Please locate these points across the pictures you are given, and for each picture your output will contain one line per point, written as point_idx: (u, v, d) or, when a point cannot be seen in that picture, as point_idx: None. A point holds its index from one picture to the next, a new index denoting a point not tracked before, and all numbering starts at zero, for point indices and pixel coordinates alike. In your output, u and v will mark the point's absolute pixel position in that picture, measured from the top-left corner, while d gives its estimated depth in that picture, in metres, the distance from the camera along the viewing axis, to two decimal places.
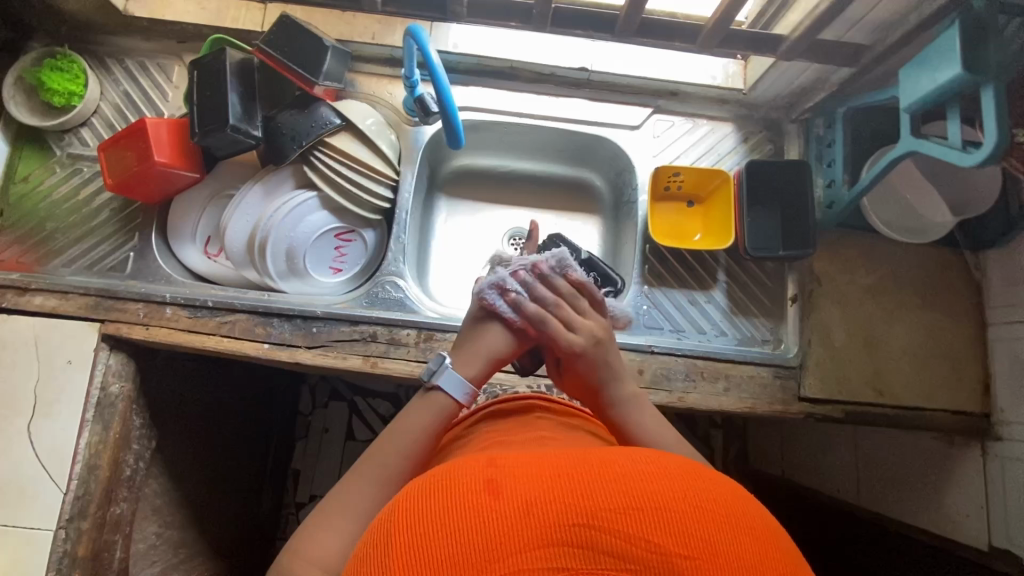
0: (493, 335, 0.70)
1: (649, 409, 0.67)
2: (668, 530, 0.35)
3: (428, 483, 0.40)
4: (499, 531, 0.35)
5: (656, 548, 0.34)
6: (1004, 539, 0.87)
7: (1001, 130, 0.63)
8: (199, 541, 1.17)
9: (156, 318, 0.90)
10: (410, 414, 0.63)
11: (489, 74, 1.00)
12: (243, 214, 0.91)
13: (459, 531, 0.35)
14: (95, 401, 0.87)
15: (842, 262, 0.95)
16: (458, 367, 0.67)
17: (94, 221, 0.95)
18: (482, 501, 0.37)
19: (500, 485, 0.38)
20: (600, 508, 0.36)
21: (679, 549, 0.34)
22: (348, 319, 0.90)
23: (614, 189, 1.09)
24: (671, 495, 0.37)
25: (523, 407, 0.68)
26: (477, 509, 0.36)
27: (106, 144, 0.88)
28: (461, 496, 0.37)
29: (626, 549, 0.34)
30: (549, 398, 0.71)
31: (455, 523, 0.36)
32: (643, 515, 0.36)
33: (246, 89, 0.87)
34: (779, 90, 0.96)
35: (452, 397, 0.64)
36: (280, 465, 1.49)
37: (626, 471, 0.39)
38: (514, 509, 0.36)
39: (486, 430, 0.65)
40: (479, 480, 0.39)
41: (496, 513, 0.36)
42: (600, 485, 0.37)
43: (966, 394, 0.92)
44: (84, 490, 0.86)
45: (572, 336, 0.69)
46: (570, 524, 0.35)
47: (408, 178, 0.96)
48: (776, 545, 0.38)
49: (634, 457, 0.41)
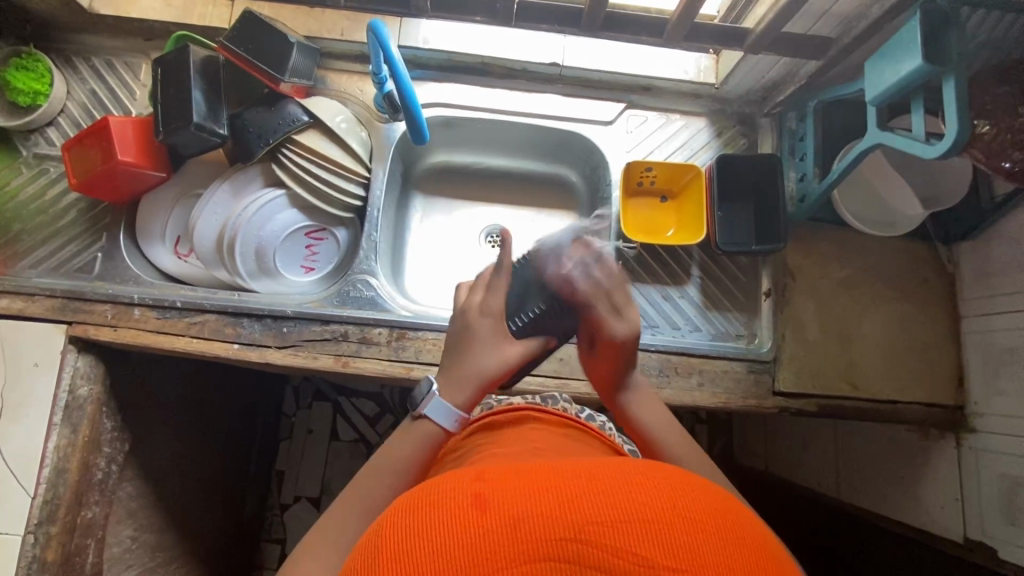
0: (483, 353, 0.63)
1: (652, 404, 0.70)
2: (657, 543, 0.33)
3: (416, 497, 0.38)
4: (486, 547, 0.33)
5: (644, 561, 0.32)
6: (978, 532, 0.87)
7: (962, 123, 0.63)
8: (177, 543, 1.16)
9: (124, 319, 0.88)
10: (397, 442, 0.63)
11: (461, 70, 1.00)
12: (211, 212, 0.90)
13: (446, 548, 0.34)
14: (63, 404, 0.86)
15: (816, 256, 0.95)
16: (449, 398, 0.63)
17: (61, 221, 0.94)
18: (468, 516, 0.35)
19: (488, 498, 0.36)
20: (587, 521, 0.34)
21: (667, 562, 0.32)
22: (318, 318, 0.89)
23: (590, 185, 1.09)
24: (662, 506, 0.35)
25: (516, 418, 0.69)
26: (462, 525, 0.34)
27: (70, 144, 0.87)
28: (447, 512, 0.35)
29: (614, 564, 0.33)
30: (542, 409, 0.72)
31: (442, 540, 0.34)
32: (631, 528, 0.34)
33: (211, 87, 0.85)
34: (750, 84, 0.96)
35: (440, 425, 0.63)
36: (263, 466, 1.48)
37: (615, 480, 0.37)
38: (501, 524, 0.34)
39: (480, 442, 0.66)
40: (467, 495, 0.36)
41: (483, 529, 0.34)
42: (588, 497, 0.35)
43: (940, 387, 0.92)
44: (53, 494, 0.85)
45: (618, 325, 0.63)
46: (557, 537, 0.33)
47: (379, 176, 0.96)
48: (772, 556, 0.36)
49: (625, 466, 0.39)
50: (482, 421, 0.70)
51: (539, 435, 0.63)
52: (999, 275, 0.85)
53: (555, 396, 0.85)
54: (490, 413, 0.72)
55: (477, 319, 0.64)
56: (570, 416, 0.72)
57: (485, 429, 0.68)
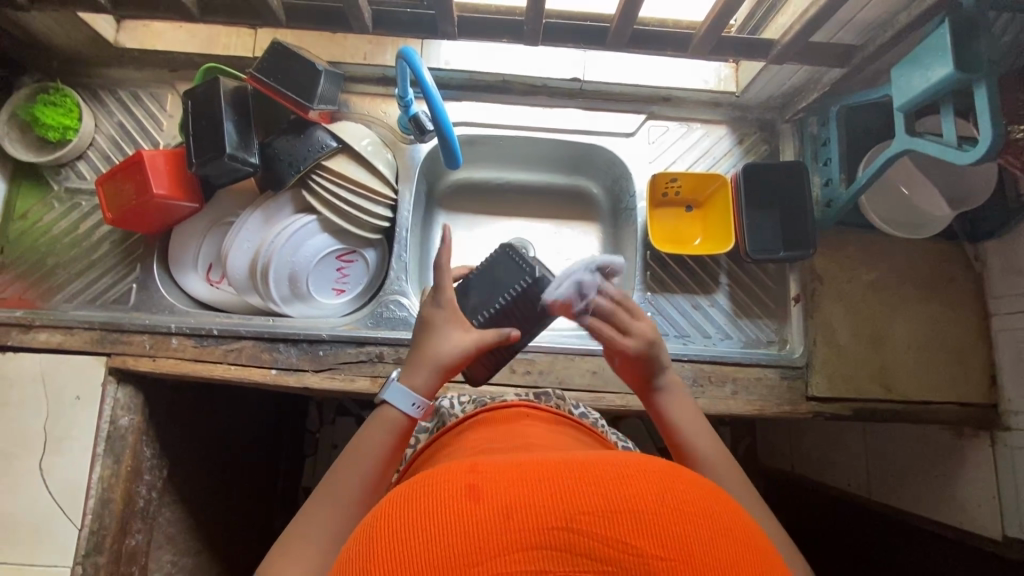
0: (443, 340, 0.65)
1: (687, 401, 0.70)
2: (646, 532, 0.34)
3: (411, 486, 0.39)
4: (480, 536, 0.33)
5: (633, 550, 0.33)
6: (1017, 528, 0.88)
7: (996, 128, 0.64)
8: (214, 566, 1.17)
9: (162, 349, 0.90)
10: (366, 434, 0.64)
11: (482, 89, 1.01)
12: (244, 239, 0.91)
13: (440, 538, 0.34)
14: (105, 435, 0.87)
15: (844, 259, 0.95)
16: (414, 382, 0.64)
17: (94, 254, 0.95)
18: (462, 505, 0.35)
19: (481, 487, 0.36)
20: (579, 510, 0.34)
21: (656, 551, 0.33)
22: (353, 340, 0.90)
23: (612, 196, 1.10)
24: (652, 495, 0.36)
25: (512, 414, 0.68)
26: (456, 515, 0.35)
27: (103, 178, 0.88)
28: (442, 502, 0.36)
29: (603, 551, 0.33)
30: (535, 406, 0.71)
31: (434, 529, 0.34)
32: (621, 518, 0.34)
33: (241, 117, 0.86)
34: (770, 91, 0.96)
35: (402, 411, 0.63)
36: (291, 483, 1.49)
37: (605, 471, 0.37)
38: (493, 513, 0.34)
39: (471, 437, 0.65)
40: (461, 484, 0.37)
41: (476, 518, 0.34)
42: (581, 487, 0.36)
43: (973, 385, 0.93)
44: (99, 524, 0.86)
45: (627, 342, 0.68)
46: (549, 527, 0.34)
47: (406, 197, 0.98)
48: (755, 544, 0.37)
49: (615, 458, 0.39)
50: (476, 415, 0.70)
51: (536, 431, 0.63)
52: None
53: (548, 392, 0.86)
54: (487, 410, 0.70)
55: (435, 310, 0.67)
56: (572, 418, 0.73)
57: (480, 423, 0.67)
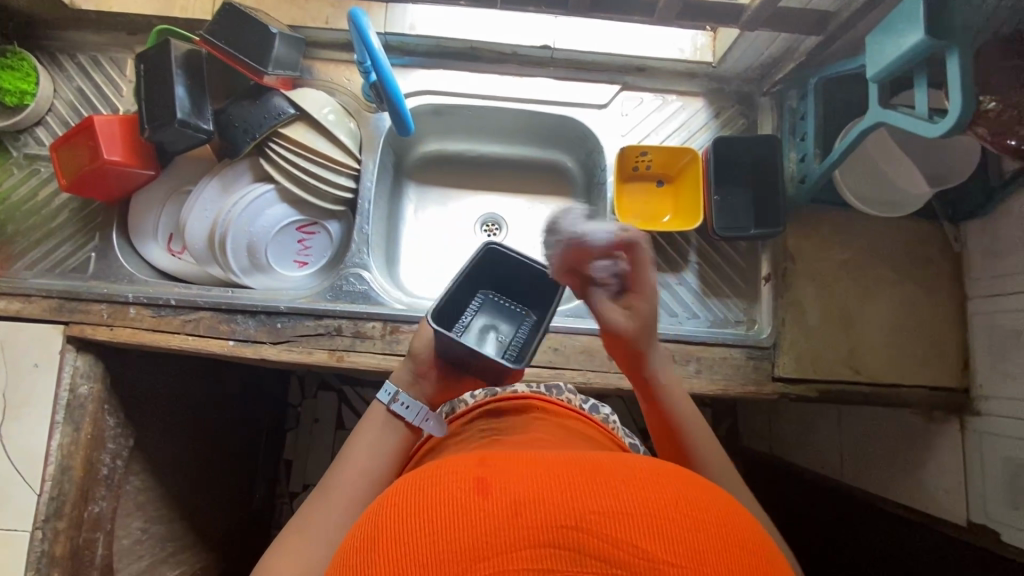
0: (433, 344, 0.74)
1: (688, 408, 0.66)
2: (657, 537, 0.33)
3: (418, 479, 0.39)
4: (487, 531, 0.33)
5: (644, 554, 0.32)
6: (982, 514, 0.87)
7: (967, 98, 0.60)
8: (189, 533, 1.18)
9: (120, 318, 0.89)
10: (362, 430, 0.67)
11: (449, 56, 0.97)
12: (202, 209, 0.89)
13: (446, 530, 0.34)
14: (64, 402, 0.87)
15: (817, 239, 0.92)
16: (395, 377, 0.71)
17: (53, 221, 0.93)
18: (471, 499, 0.35)
19: (490, 482, 0.36)
20: (587, 510, 0.34)
21: (669, 557, 0.32)
22: (312, 313, 0.89)
23: (586, 171, 1.07)
24: (664, 500, 0.35)
25: (522, 408, 0.69)
26: (464, 509, 0.34)
27: (56, 144, 0.87)
28: (449, 496, 0.35)
29: (614, 554, 0.32)
30: (546, 399, 0.73)
31: (440, 522, 0.34)
32: (633, 520, 0.34)
33: (194, 81, 0.83)
34: (748, 62, 0.93)
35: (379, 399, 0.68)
36: (271, 456, 1.50)
37: (617, 476, 0.37)
38: (502, 509, 0.34)
39: (481, 428, 0.66)
40: (470, 480, 0.36)
41: (485, 512, 0.34)
42: (591, 488, 0.35)
43: (945, 369, 0.90)
44: (59, 490, 0.87)
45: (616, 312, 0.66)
46: (559, 524, 0.33)
47: (369, 166, 0.94)
48: (773, 563, 0.35)
49: (626, 462, 0.39)
50: (483, 407, 0.72)
51: (539, 425, 0.63)
52: (1006, 255, 0.83)
53: (560, 386, 0.87)
54: (493, 400, 0.73)
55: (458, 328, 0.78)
56: (574, 409, 0.74)
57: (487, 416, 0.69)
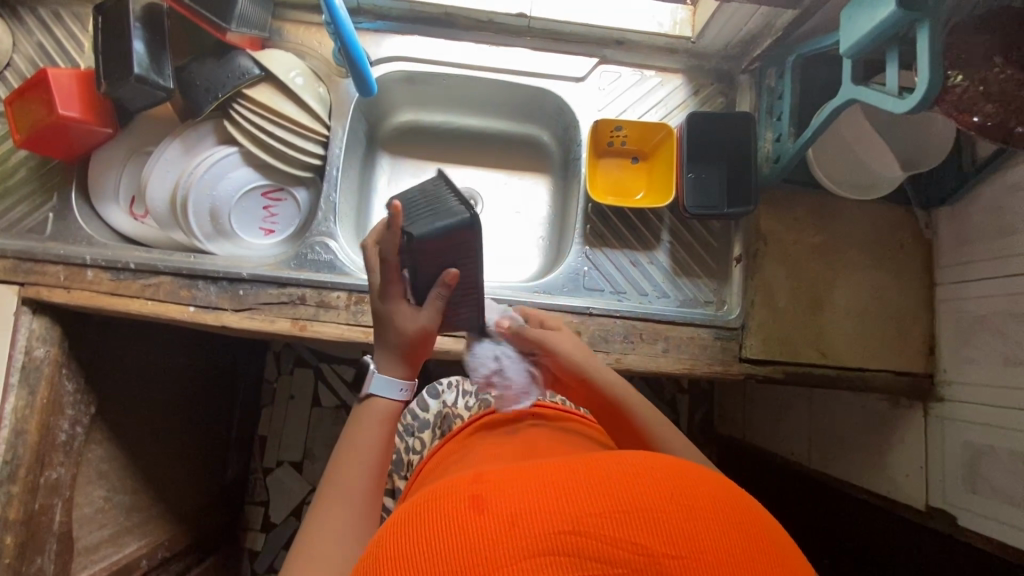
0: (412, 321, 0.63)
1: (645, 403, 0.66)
2: (654, 531, 0.33)
3: (414, 507, 0.38)
4: (486, 549, 0.32)
5: (642, 550, 0.32)
6: (939, 499, 0.87)
7: (934, 73, 0.59)
8: (155, 504, 1.17)
9: (77, 281, 0.86)
10: (363, 427, 0.62)
11: (424, 22, 0.95)
12: (163, 170, 0.88)
13: (447, 551, 0.33)
14: (19, 365, 0.85)
15: (790, 221, 0.92)
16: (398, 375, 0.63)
17: (9, 179, 0.90)
18: (466, 517, 0.34)
19: (486, 497, 0.35)
20: (581, 513, 0.33)
21: (665, 549, 0.32)
22: (275, 281, 0.87)
23: (563, 146, 1.06)
24: (658, 493, 0.35)
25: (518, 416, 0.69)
26: (460, 527, 0.34)
27: (11, 98, 0.84)
28: (445, 518, 0.34)
29: (613, 553, 0.32)
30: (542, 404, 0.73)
31: (439, 544, 0.33)
32: (629, 518, 0.33)
33: (154, 37, 0.81)
34: (726, 39, 0.91)
35: (390, 397, 0.63)
36: (246, 431, 1.49)
37: (610, 472, 0.36)
38: (497, 523, 0.33)
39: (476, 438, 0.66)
40: (465, 498, 0.35)
41: (482, 530, 0.33)
42: (586, 489, 0.35)
43: (912, 355, 0.90)
44: (12, 454, 0.84)
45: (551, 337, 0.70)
46: (555, 531, 0.32)
47: (338, 132, 0.92)
48: (772, 539, 0.35)
49: (618, 459, 0.38)
50: (477, 420, 0.71)
51: (537, 429, 0.64)
52: (976, 241, 0.83)
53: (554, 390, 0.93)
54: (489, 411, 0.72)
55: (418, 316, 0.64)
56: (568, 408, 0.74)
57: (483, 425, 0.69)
